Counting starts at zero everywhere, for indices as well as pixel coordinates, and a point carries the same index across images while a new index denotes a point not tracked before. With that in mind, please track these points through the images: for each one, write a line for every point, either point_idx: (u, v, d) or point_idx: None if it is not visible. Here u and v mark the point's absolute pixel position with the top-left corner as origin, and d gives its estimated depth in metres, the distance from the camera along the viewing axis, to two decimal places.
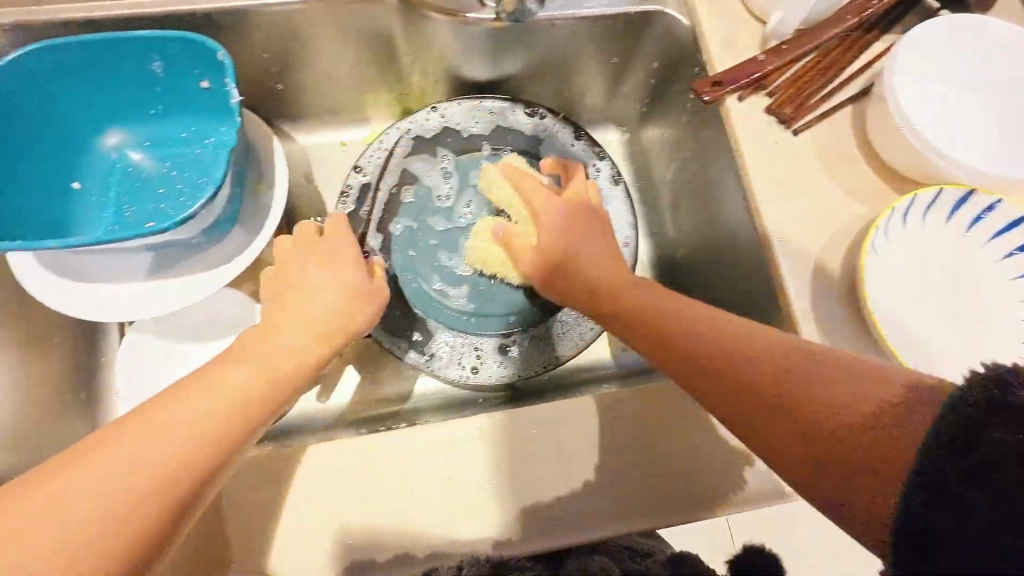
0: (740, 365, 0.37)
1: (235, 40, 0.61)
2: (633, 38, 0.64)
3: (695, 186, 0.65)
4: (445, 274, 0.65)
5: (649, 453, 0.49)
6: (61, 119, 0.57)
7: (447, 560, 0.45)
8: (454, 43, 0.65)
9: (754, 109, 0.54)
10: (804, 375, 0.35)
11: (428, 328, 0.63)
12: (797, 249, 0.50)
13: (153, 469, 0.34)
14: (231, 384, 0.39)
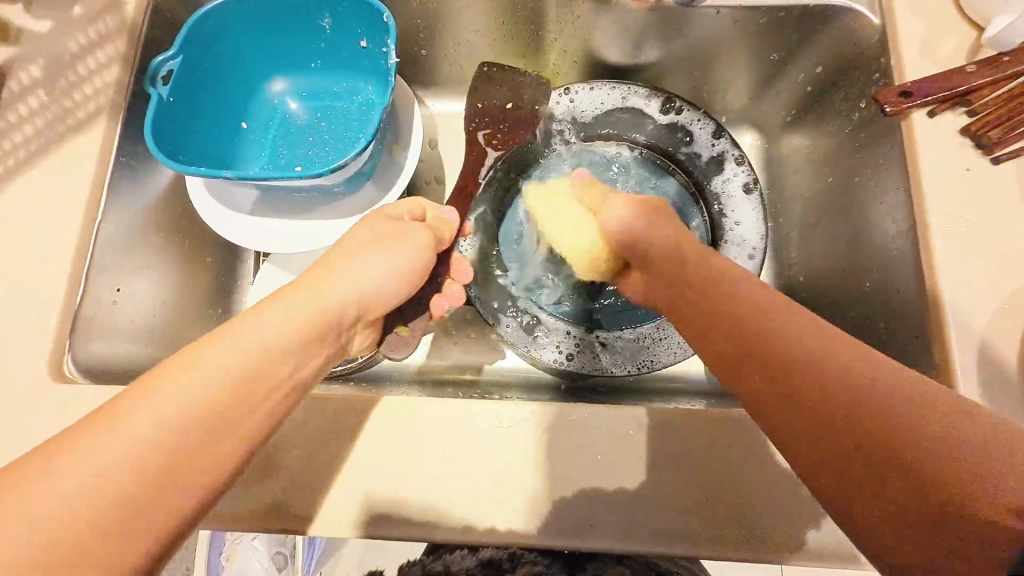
0: (800, 354, 0.30)
1: (395, 3, 0.63)
2: (803, 35, 0.58)
3: (842, 207, 0.59)
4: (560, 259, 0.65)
5: (755, 488, 0.44)
6: (242, 64, 0.63)
7: (527, 542, 0.44)
8: (601, 21, 0.63)
9: (946, 127, 0.47)
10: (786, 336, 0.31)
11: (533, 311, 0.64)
12: (973, 296, 0.43)
13: (182, 418, 0.29)
14: (267, 332, 0.33)
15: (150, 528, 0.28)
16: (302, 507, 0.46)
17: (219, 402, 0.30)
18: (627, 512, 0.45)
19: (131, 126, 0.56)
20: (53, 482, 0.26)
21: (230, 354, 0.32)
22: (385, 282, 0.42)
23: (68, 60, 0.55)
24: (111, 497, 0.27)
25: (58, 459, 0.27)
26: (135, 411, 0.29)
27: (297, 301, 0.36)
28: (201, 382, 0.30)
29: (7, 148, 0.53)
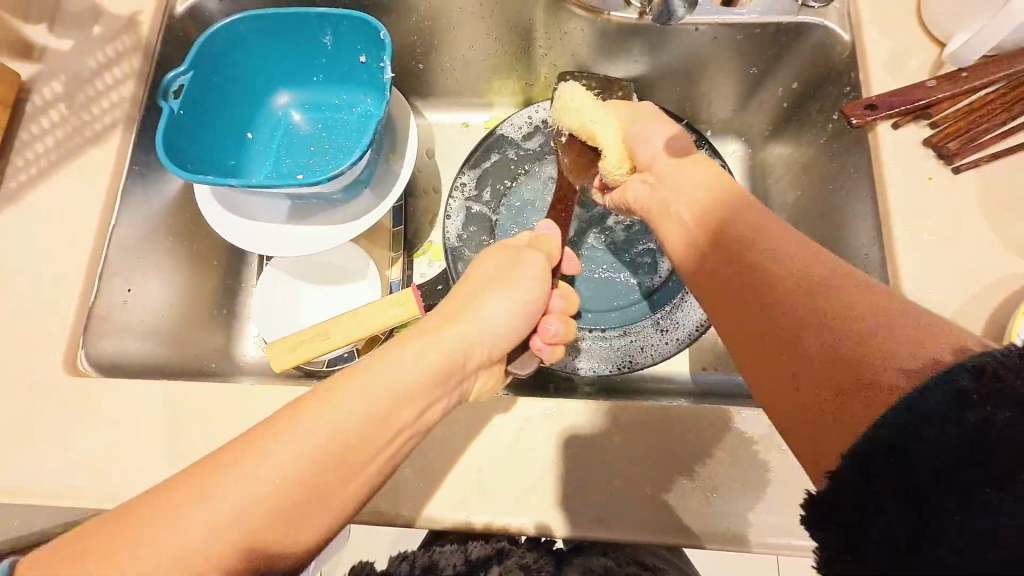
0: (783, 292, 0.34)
1: (394, 21, 0.67)
2: (780, 50, 0.61)
3: (819, 213, 0.61)
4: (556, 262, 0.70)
5: (726, 478, 0.47)
6: (248, 78, 0.67)
7: (507, 530, 0.47)
8: (589, 38, 0.66)
9: (908, 139, 0.50)
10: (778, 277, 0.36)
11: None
12: (936, 297, 0.45)
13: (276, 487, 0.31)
14: (353, 407, 0.35)
15: (272, 563, 0.32)
16: None
17: (345, 453, 0.34)
18: (604, 501, 0.47)
19: (144, 137, 0.60)
20: (206, 506, 0.30)
21: (362, 407, 0.35)
22: (505, 325, 0.46)
23: (88, 75, 0.59)
24: (255, 535, 0.31)
25: (212, 490, 0.30)
26: (276, 453, 0.32)
27: (418, 351, 0.40)
28: (333, 426, 0.34)
29: (30, 158, 0.57)
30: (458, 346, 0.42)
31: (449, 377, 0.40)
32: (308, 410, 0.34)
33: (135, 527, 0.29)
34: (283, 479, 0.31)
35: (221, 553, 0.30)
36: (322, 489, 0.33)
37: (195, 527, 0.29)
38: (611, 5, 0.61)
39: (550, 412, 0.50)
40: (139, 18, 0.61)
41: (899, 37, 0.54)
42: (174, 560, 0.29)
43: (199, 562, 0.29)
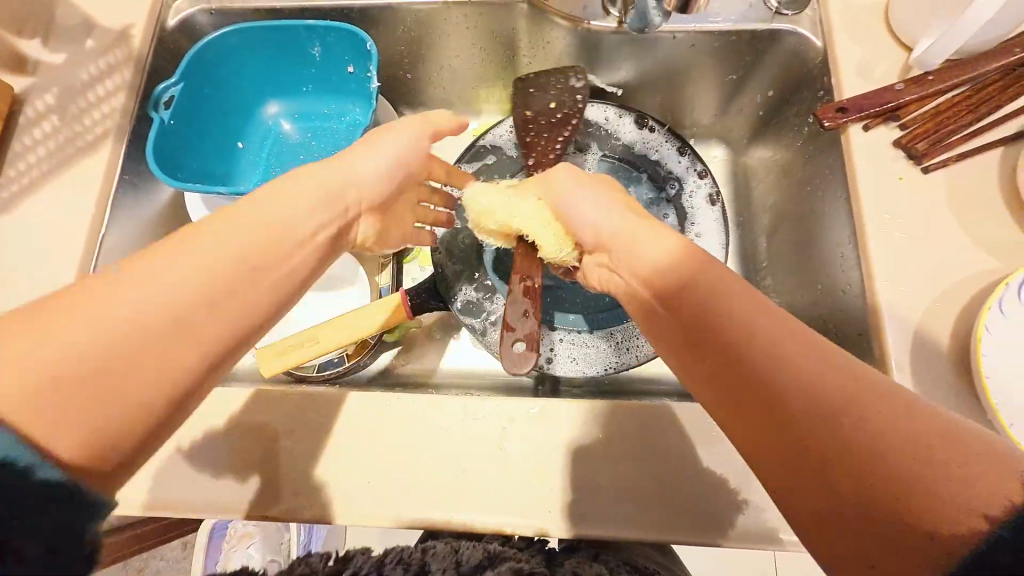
0: (776, 371, 0.30)
1: (380, 32, 0.69)
2: (756, 57, 0.62)
3: (798, 214, 0.62)
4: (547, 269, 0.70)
5: (707, 474, 0.48)
6: (239, 89, 0.69)
7: (491, 530, 0.47)
8: (571, 48, 0.67)
9: (880, 140, 0.51)
10: (774, 348, 0.31)
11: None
12: (908, 293, 0.46)
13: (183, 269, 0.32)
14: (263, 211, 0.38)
15: (154, 373, 0.31)
16: (283, 499, 0.49)
17: (225, 274, 0.34)
18: (587, 499, 0.47)
19: (134, 147, 0.61)
20: (56, 334, 0.28)
21: (235, 236, 0.35)
22: (386, 166, 0.48)
23: (79, 88, 0.61)
24: (143, 324, 0.30)
25: (76, 311, 0.29)
26: (172, 260, 0.33)
27: (284, 191, 0.40)
28: (212, 250, 0.34)
29: (22, 168, 0.58)
30: (325, 185, 0.43)
31: (336, 200, 0.43)
32: (193, 236, 0.34)
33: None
34: (169, 289, 0.31)
35: (92, 360, 0.29)
36: (192, 314, 0.32)
37: (50, 344, 0.28)
38: (591, 16, 0.63)
39: (533, 411, 0.50)
40: (130, 32, 0.63)
41: (869, 42, 0.56)
42: (40, 359, 0.28)
43: (71, 372, 0.28)
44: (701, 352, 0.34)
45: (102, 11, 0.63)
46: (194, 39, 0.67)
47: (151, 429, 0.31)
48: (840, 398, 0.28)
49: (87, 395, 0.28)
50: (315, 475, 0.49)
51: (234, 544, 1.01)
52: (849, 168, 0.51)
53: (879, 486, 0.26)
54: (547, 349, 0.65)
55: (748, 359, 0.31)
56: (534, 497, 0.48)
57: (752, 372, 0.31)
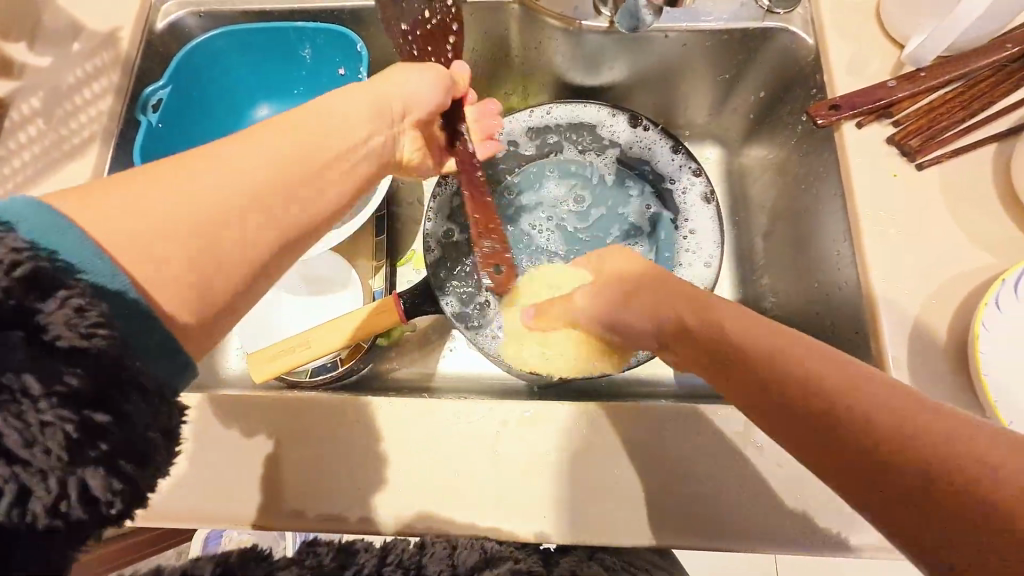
0: (791, 370, 0.33)
1: (371, 34, 0.68)
2: (748, 55, 0.62)
3: (792, 213, 0.62)
4: (535, 258, 0.68)
5: (705, 476, 0.47)
6: (228, 92, 0.68)
7: (485, 536, 0.46)
8: (563, 48, 0.67)
9: (874, 137, 0.51)
10: (783, 353, 0.34)
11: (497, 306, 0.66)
12: (905, 291, 0.46)
13: (209, 191, 0.31)
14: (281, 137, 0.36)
15: (229, 262, 0.32)
16: (275, 507, 0.48)
17: (290, 170, 0.35)
18: (584, 502, 0.47)
19: (121, 150, 0.60)
20: (141, 206, 0.30)
21: (290, 134, 0.36)
22: (430, 99, 0.50)
23: (66, 91, 0.60)
24: (214, 210, 0.31)
25: (158, 183, 0.31)
26: (192, 174, 0.31)
27: (333, 107, 0.41)
28: (274, 148, 0.35)
29: (7, 172, 0.57)
30: (373, 101, 0.45)
31: (380, 119, 0.45)
32: (217, 152, 0.33)
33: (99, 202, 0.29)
34: (227, 185, 0.32)
35: (182, 230, 0.30)
36: (269, 197, 0.34)
37: (148, 207, 0.30)
38: (581, 16, 0.63)
39: (528, 414, 0.50)
40: (118, 34, 0.62)
41: (861, 40, 0.56)
42: (123, 230, 0.29)
43: (154, 245, 0.29)
44: (702, 351, 0.39)
45: (90, 13, 0.63)
46: (183, 42, 0.66)
47: (213, 318, 0.33)
48: (849, 385, 0.31)
49: (170, 255, 0.30)
50: (305, 482, 0.48)
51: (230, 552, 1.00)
52: (843, 165, 0.51)
53: (930, 475, 0.28)
54: None
55: (773, 367, 0.34)
56: (528, 502, 0.47)
57: (771, 371, 0.34)
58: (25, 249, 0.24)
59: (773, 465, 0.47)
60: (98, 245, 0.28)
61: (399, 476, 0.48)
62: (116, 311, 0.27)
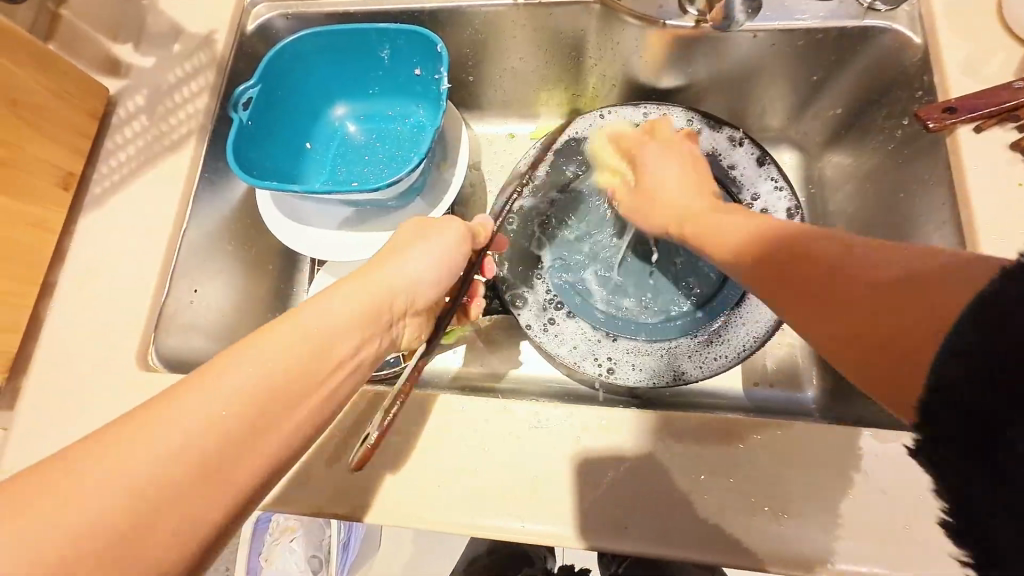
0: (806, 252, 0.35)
1: (448, 36, 0.69)
2: (841, 56, 0.59)
3: (885, 222, 0.58)
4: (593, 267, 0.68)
5: (793, 499, 0.44)
6: (308, 91, 0.70)
7: (560, 544, 0.45)
8: (641, 48, 0.65)
9: (994, 143, 0.48)
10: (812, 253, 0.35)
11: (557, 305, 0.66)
12: None
13: (170, 454, 0.29)
14: (271, 356, 0.34)
15: (167, 545, 0.29)
16: (351, 499, 0.48)
17: (244, 418, 0.32)
18: (661, 516, 0.45)
19: (214, 146, 0.63)
20: (66, 512, 0.27)
21: (255, 366, 0.34)
22: (432, 280, 0.47)
23: (167, 90, 0.64)
24: (138, 503, 0.28)
25: (80, 478, 0.28)
26: (145, 439, 0.29)
27: (311, 319, 0.38)
28: (233, 388, 0.32)
29: (114, 166, 0.61)
30: (375, 293, 0.42)
31: (373, 321, 0.41)
32: (177, 400, 0.31)
33: (22, 507, 0.27)
34: (186, 432, 0.30)
35: (104, 533, 0.27)
36: (214, 463, 0.31)
37: (67, 517, 0.27)
38: (665, 15, 0.61)
39: (605, 420, 0.48)
40: (215, 37, 0.65)
41: (972, 41, 0.53)
42: (15, 563, 0.25)
43: (63, 563, 0.26)
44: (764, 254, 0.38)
45: (188, 17, 0.66)
46: (270, 43, 0.69)
47: None
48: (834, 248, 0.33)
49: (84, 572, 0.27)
50: (378, 474, 0.48)
51: (277, 537, 1.01)
52: (957, 173, 0.48)
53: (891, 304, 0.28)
54: (614, 360, 0.63)
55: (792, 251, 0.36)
56: (603, 514, 0.45)
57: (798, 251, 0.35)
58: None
59: (869, 492, 0.44)
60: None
61: (470, 477, 0.48)
62: None
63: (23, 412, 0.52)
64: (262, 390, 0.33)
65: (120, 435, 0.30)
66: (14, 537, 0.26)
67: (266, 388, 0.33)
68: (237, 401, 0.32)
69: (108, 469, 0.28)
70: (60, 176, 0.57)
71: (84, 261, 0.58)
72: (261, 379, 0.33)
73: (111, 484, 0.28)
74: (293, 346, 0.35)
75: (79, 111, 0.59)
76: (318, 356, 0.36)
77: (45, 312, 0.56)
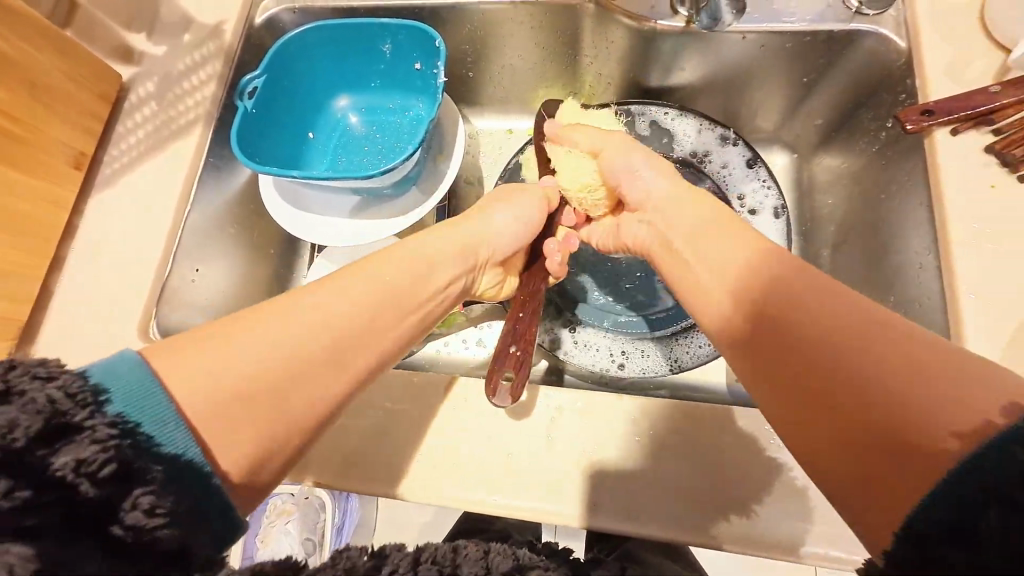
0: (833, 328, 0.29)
1: (448, 32, 0.71)
2: (830, 58, 0.60)
3: (867, 224, 0.59)
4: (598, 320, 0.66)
5: (759, 482, 0.46)
6: (313, 83, 0.73)
7: (532, 519, 0.47)
8: (634, 48, 0.67)
9: (969, 145, 0.49)
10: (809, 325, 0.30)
11: (552, 304, 0.67)
12: (998, 310, 0.44)
13: (313, 331, 0.34)
14: (394, 271, 0.41)
15: (290, 418, 0.33)
16: (337, 469, 0.50)
17: (367, 312, 0.38)
18: (631, 496, 0.46)
19: (219, 134, 0.66)
20: (238, 356, 0.32)
21: (378, 275, 0.40)
22: (511, 232, 0.52)
23: (177, 77, 0.66)
24: (290, 361, 0.33)
25: (263, 328, 0.33)
26: (295, 312, 0.35)
27: (422, 249, 0.44)
28: (361, 290, 0.38)
29: (125, 148, 0.64)
30: (464, 241, 0.48)
31: (463, 259, 0.47)
32: (319, 287, 0.37)
33: (193, 349, 0.31)
34: (328, 313, 0.36)
35: (266, 382, 0.32)
36: (348, 343, 0.36)
37: (249, 356, 0.32)
38: (658, 15, 0.62)
39: (580, 402, 0.50)
40: (223, 28, 0.68)
41: (956, 47, 0.54)
42: (211, 389, 0.30)
43: (239, 393, 0.31)
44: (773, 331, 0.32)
45: (198, 8, 0.69)
46: (277, 35, 0.72)
47: (271, 462, 0.32)
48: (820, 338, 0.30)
49: (241, 414, 0.31)
50: (363, 449, 0.50)
51: (272, 519, 1.05)
52: (933, 173, 0.49)
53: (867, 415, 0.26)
54: (598, 354, 0.64)
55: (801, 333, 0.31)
56: (574, 491, 0.47)
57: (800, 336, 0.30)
58: (112, 430, 0.26)
59: None
60: (181, 409, 0.29)
61: (447, 453, 0.49)
62: (177, 470, 0.28)
63: None
64: (385, 289, 0.39)
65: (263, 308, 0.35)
66: (196, 371, 0.30)
67: (387, 291, 0.39)
68: (367, 299, 0.38)
69: (275, 328, 0.33)
70: (72, 156, 0.60)
71: (92, 237, 0.61)
72: (381, 284, 0.39)
73: (274, 343, 0.33)
74: (406, 266, 0.42)
75: (92, 94, 0.61)
76: (421, 278, 0.42)
77: (55, 284, 0.59)
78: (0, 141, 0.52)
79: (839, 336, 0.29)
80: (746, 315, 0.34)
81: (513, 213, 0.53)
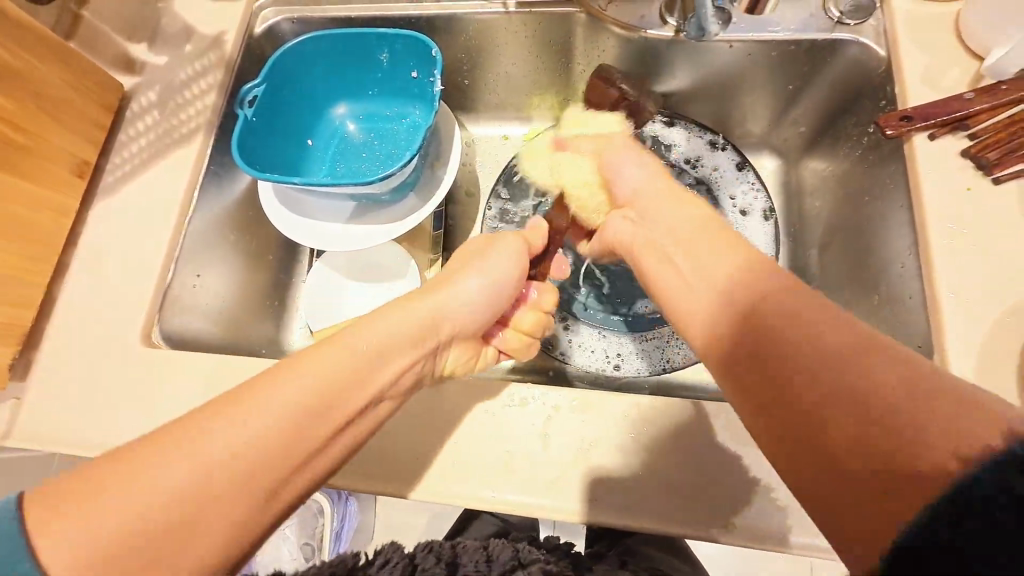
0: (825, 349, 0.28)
1: (444, 41, 0.73)
2: (814, 66, 0.62)
3: (853, 225, 0.61)
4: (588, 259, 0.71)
5: (756, 480, 0.47)
6: (312, 91, 0.74)
7: (532, 515, 0.48)
8: (625, 57, 0.69)
9: (947, 149, 0.51)
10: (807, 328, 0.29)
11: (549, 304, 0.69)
12: (975, 307, 0.45)
13: (245, 445, 0.34)
14: (340, 362, 0.40)
15: (213, 536, 0.32)
16: (339, 470, 0.51)
17: (304, 412, 0.37)
18: (625, 491, 0.48)
19: (220, 141, 0.67)
20: (143, 488, 0.31)
21: (312, 378, 0.38)
22: (478, 306, 0.51)
23: (178, 86, 0.68)
24: (201, 494, 0.32)
25: (165, 462, 0.32)
26: (224, 425, 0.34)
27: (370, 339, 0.43)
28: (294, 393, 0.37)
29: (127, 156, 0.65)
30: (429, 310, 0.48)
31: (421, 342, 0.46)
32: (253, 396, 0.36)
33: (90, 496, 0.31)
34: (253, 427, 0.35)
35: (162, 519, 0.31)
36: (287, 453, 0.35)
37: (149, 495, 0.31)
38: (648, 25, 0.64)
39: (576, 400, 0.51)
40: (224, 38, 0.70)
41: (934, 55, 0.56)
42: (97, 539, 0.30)
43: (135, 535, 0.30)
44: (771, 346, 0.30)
45: (199, 19, 0.71)
46: (276, 45, 0.73)
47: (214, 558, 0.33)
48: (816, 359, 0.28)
49: (155, 547, 0.31)
50: (365, 450, 0.51)
51: None
52: (912, 175, 0.51)
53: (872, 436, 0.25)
54: (596, 355, 0.66)
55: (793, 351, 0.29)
56: (571, 486, 0.48)
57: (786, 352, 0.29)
58: None
59: None
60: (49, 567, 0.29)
61: (446, 452, 0.51)
62: None
63: (37, 384, 0.55)
64: (324, 389, 0.38)
65: (194, 427, 0.34)
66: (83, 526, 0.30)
67: (322, 394, 0.38)
68: (311, 389, 0.37)
69: (182, 458, 0.32)
70: (75, 165, 0.61)
71: (96, 244, 0.62)
72: (318, 381, 0.38)
73: (175, 476, 0.32)
74: (350, 358, 0.40)
75: (95, 105, 0.63)
76: (361, 369, 0.41)
77: (58, 291, 0.60)
78: (7, 150, 0.53)
79: (829, 363, 0.27)
80: (728, 333, 0.33)
81: (485, 281, 0.51)
